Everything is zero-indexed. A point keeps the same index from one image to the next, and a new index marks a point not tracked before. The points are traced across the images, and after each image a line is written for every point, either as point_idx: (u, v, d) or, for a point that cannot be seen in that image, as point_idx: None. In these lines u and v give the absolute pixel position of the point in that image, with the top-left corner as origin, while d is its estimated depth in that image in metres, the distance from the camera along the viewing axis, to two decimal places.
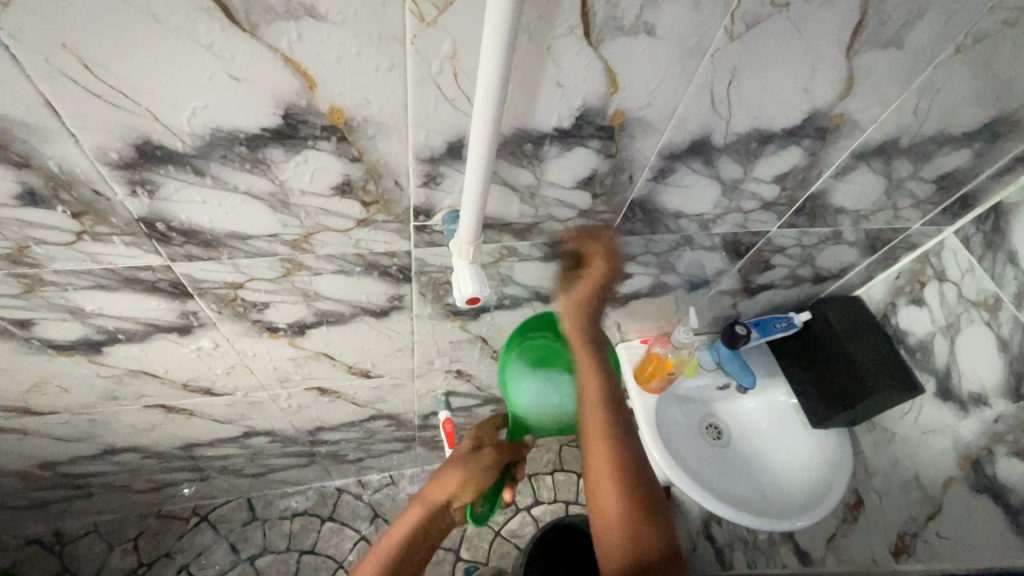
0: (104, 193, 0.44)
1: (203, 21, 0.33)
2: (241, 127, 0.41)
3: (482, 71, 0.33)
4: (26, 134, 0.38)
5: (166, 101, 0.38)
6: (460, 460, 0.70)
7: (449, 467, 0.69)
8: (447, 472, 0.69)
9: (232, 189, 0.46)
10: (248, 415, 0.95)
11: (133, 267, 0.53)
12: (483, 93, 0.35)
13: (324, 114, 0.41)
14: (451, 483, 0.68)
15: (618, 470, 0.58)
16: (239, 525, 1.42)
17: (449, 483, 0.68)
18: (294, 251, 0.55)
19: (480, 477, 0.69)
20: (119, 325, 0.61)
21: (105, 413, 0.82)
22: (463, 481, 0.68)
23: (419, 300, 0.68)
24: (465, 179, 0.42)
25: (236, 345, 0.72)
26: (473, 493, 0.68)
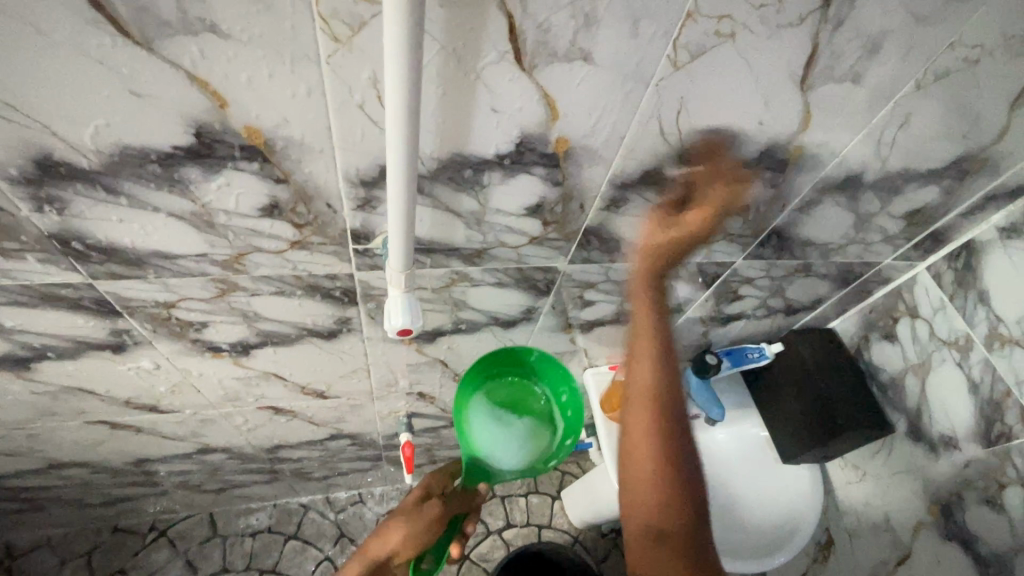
0: (7, 208, 0.41)
1: (91, 33, 0.31)
2: (150, 145, 0.38)
3: (391, 96, 0.31)
4: None
5: (64, 116, 0.35)
6: (405, 514, 0.71)
7: (398, 519, 0.71)
8: (392, 526, 0.70)
9: (150, 209, 0.43)
10: (200, 433, 0.91)
11: (52, 284, 0.50)
12: (395, 119, 0.32)
13: (240, 133, 0.39)
14: (395, 536, 0.70)
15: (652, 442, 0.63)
16: (199, 542, 1.37)
17: (393, 539, 0.69)
18: (227, 272, 0.52)
19: (422, 531, 0.68)
20: (46, 343, 0.58)
21: (44, 428, 0.79)
22: (406, 536, 0.69)
23: (368, 322, 0.66)
24: (389, 207, 0.39)
25: (178, 365, 0.69)
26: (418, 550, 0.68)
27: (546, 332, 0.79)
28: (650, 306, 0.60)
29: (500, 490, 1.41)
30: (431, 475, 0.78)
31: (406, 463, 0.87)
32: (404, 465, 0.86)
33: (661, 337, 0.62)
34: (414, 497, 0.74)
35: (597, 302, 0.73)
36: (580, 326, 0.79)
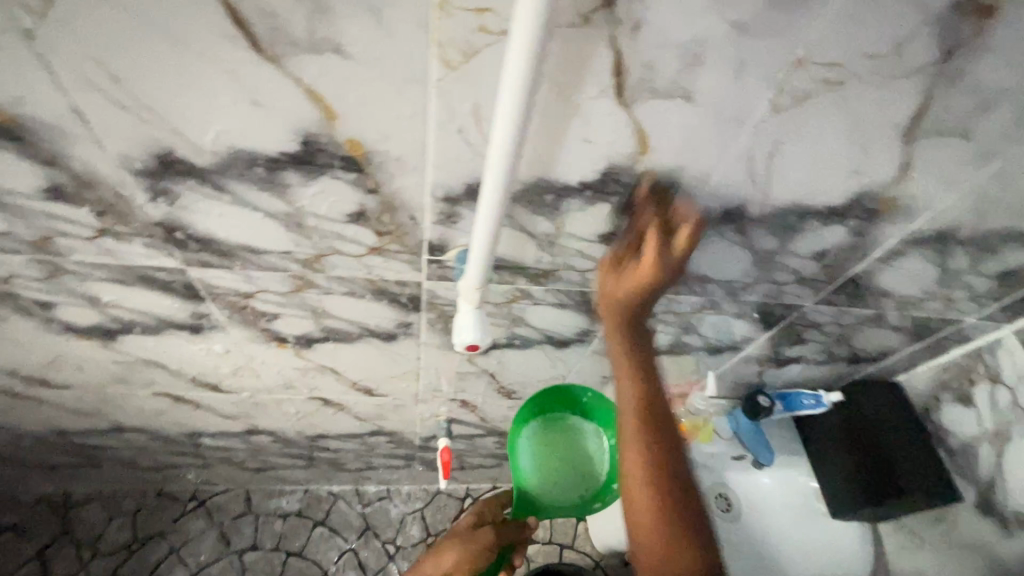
0: (125, 196, 0.44)
1: (226, 47, 0.34)
2: (259, 150, 0.41)
3: (498, 123, 0.32)
4: (56, 135, 0.39)
5: (190, 119, 0.38)
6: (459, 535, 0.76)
7: (452, 545, 0.74)
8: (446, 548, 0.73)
9: (248, 206, 0.46)
10: (252, 414, 0.95)
11: (149, 266, 0.53)
12: (498, 145, 0.33)
13: (342, 145, 0.41)
14: (449, 560, 0.73)
15: (651, 473, 0.55)
16: (233, 517, 1.43)
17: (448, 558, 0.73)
18: (305, 269, 0.55)
19: (477, 557, 0.73)
20: (133, 318, 0.62)
21: (116, 394, 0.84)
22: (462, 553, 0.73)
23: (427, 328, 0.67)
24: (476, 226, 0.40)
25: (245, 350, 0.72)
26: (472, 571, 0.72)
27: (597, 356, 0.79)
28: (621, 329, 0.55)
29: None
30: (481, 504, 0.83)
31: (442, 468, 0.88)
32: (441, 470, 0.87)
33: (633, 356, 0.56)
34: (467, 522, 0.79)
35: (653, 332, 0.72)
36: None
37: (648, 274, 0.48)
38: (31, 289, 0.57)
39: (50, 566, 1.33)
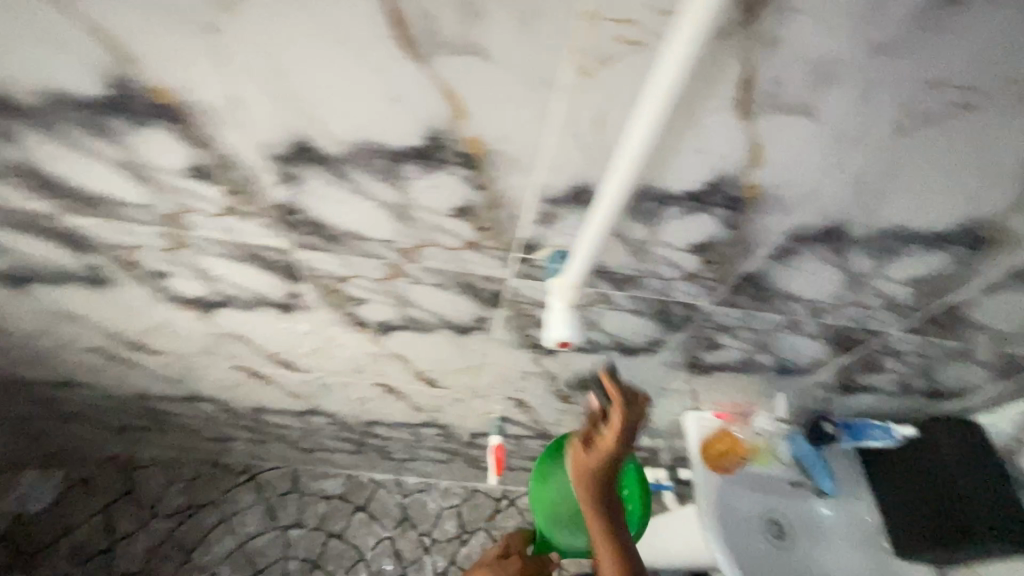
0: (258, 178, 0.48)
1: (381, 45, 0.38)
2: (387, 143, 0.44)
3: (639, 123, 0.37)
4: (213, 119, 0.43)
5: (332, 111, 0.42)
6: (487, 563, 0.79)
7: None
8: None
9: (368, 197, 0.49)
10: (316, 396, 1.00)
11: (261, 247, 0.58)
12: (635, 143, 0.38)
13: (464, 143, 0.44)
14: None
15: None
16: (279, 494, 1.49)
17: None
18: (401, 259, 0.58)
19: None
20: (235, 292, 0.67)
21: (200, 364, 0.90)
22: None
23: (503, 324, 0.69)
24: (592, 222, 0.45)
25: (326, 332, 0.75)
26: None
27: (663, 367, 0.79)
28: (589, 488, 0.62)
29: None
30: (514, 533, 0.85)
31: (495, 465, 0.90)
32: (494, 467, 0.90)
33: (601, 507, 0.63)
34: (494, 549, 0.82)
35: (728, 346, 0.73)
36: (699, 367, 0.79)
37: (615, 454, 0.59)
38: (151, 260, 0.62)
39: (114, 522, 1.42)
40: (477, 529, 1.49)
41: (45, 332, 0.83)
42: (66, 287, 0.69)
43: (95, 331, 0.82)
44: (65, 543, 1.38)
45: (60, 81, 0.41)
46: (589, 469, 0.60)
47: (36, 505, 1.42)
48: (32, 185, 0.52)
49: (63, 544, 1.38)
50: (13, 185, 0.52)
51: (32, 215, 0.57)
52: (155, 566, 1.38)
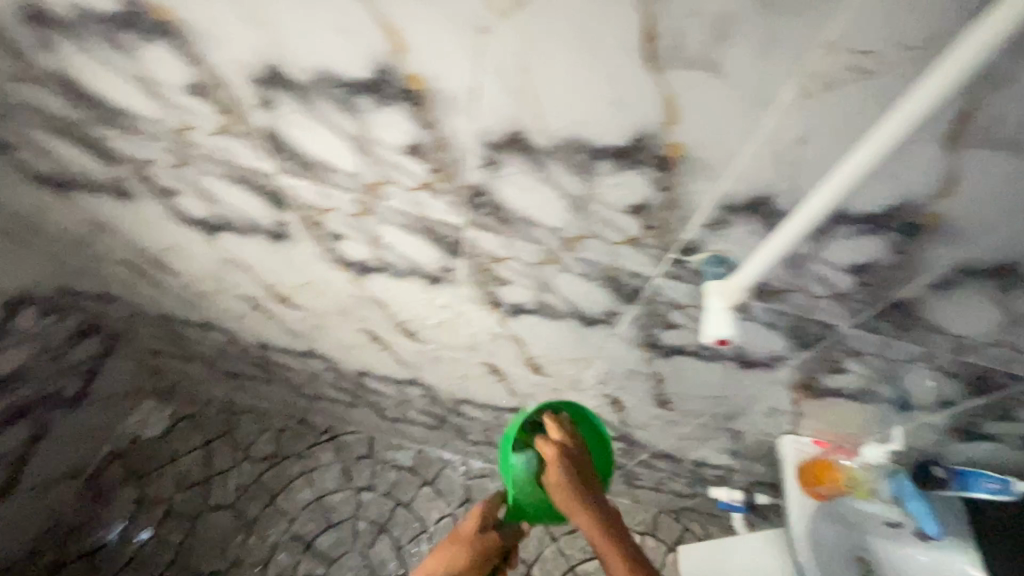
0: (464, 160, 0.59)
1: (623, 56, 0.45)
2: (592, 139, 0.53)
3: (870, 148, 0.44)
4: (448, 105, 0.53)
5: (556, 108, 0.51)
6: (465, 541, 0.86)
7: (451, 548, 0.86)
8: (448, 552, 0.86)
9: (552, 187, 0.59)
10: (425, 365, 1.11)
11: (443, 221, 0.69)
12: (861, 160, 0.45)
13: (666, 147, 0.52)
14: (453, 560, 0.85)
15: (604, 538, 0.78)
16: (355, 458, 1.60)
17: (456, 561, 0.84)
18: (559, 248, 0.68)
19: (475, 551, 0.85)
20: (398, 261, 0.80)
21: (329, 322, 1.04)
22: (466, 555, 0.85)
23: (626, 320, 0.80)
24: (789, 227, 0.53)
25: (460, 308, 0.88)
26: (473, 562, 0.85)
27: (778, 385, 0.84)
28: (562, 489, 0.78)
29: None
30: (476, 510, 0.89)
31: None
32: None
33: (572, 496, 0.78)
34: (474, 525, 0.88)
35: (850, 371, 0.77)
36: (811, 389, 0.83)
37: (567, 461, 0.80)
38: (331, 222, 0.75)
39: (212, 458, 1.57)
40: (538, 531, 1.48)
41: (216, 277, 0.99)
42: (253, 239, 0.84)
43: (255, 280, 0.96)
44: (169, 470, 1.54)
45: (332, 61, 0.51)
46: (559, 486, 0.79)
47: (149, 431, 1.59)
48: (268, 150, 0.65)
49: (168, 471, 1.54)
50: (256, 149, 0.65)
51: (255, 174, 0.70)
52: (241, 505, 1.51)
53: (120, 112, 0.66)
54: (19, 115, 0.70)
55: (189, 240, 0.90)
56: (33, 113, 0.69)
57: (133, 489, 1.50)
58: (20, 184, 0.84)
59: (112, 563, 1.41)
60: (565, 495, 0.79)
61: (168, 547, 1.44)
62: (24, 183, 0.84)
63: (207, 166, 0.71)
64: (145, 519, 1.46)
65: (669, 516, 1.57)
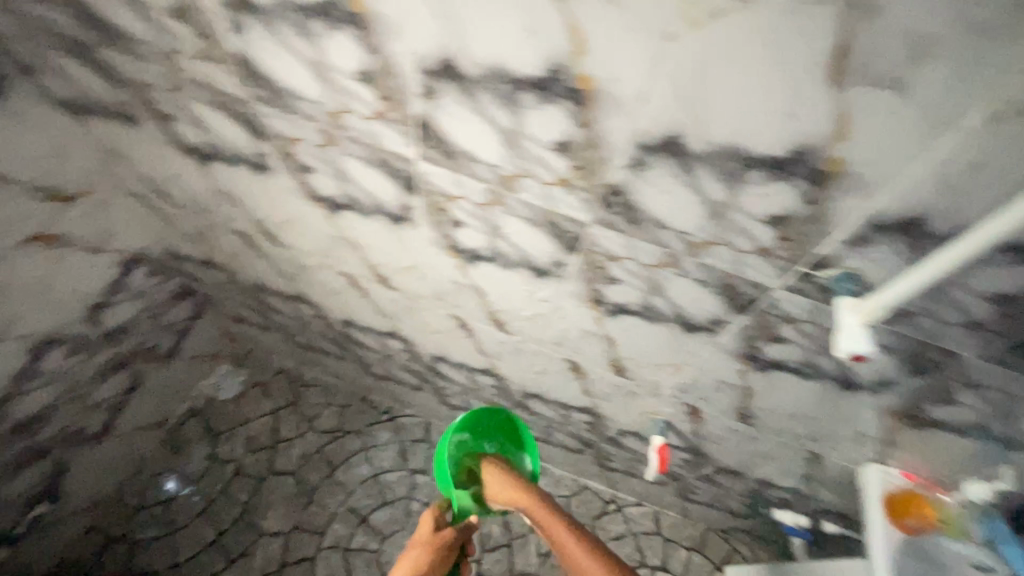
0: (608, 160, 0.57)
1: (809, 69, 0.43)
2: (752, 149, 0.50)
3: None
4: (606, 104, 0.51)
5: (721, 116, 0.48)
6: (424, 543, 0.90)
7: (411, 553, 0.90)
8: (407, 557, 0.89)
9: (697, 192, 0.56)
10: (502, 357, 1.11)
11: (568, 217, 0.67)
12: None
13: (825, 161, 0.49)
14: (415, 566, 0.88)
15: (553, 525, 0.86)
16: (412, 440, 1.65)
17: (417, 564, 0.88)
18: (683, 251, 0.65)
19: (434, 555, 0.89)
20: (506, 251, 0.78)
21: (421, 306, 1.05)
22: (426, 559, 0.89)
23: (734, 332, 0.75)
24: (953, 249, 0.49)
25: (559, 303, 0.85)
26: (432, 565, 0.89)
27: (875, 411, 0.80)
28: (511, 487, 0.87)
29: (667, 532, 1.60)
30: (429, 513, 0.94)
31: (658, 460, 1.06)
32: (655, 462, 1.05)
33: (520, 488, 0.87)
34: (428, 526, 0.92)
35: (961, 405, 0.72)
36: (914, 420, 0.79)
37: (505, 469, 0.89)
38: (461, 211, 0.74)
39: (280, 425, 1.65)
40: (583, 524, 1.59)
41: (323, 252, 1.01)
42: (372, 220, 0.84)
43: (363, 260, 0.97)
44: (241, 431, 1.63)
45: (504, 55, 0.51)
46: (505, 494, 0.87)
47: (224, 394, 1.68)
48: (418, 137, 0.64)
49: (240, 432, 1.62)
50: (403, 135, 0.65)
51: (397, 158, 0.69)
52: (304, 473, 1.58)
53: (283, 93, 0.66)
54: (184, 82, 0.72)
55: (310, 216, 0.90)
56: (197, 85, 0.72)
57: (208, 446, 1.60)
58: (166, 148, 0.89)
59: (186, 512, 1.50)
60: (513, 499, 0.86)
61: (236, 504, 1.52)
62: (170, 145, 0.88)
63: (351, 146, 0.70)
64: (216, 475, 1.55)
65: (717, 535, 1.59)
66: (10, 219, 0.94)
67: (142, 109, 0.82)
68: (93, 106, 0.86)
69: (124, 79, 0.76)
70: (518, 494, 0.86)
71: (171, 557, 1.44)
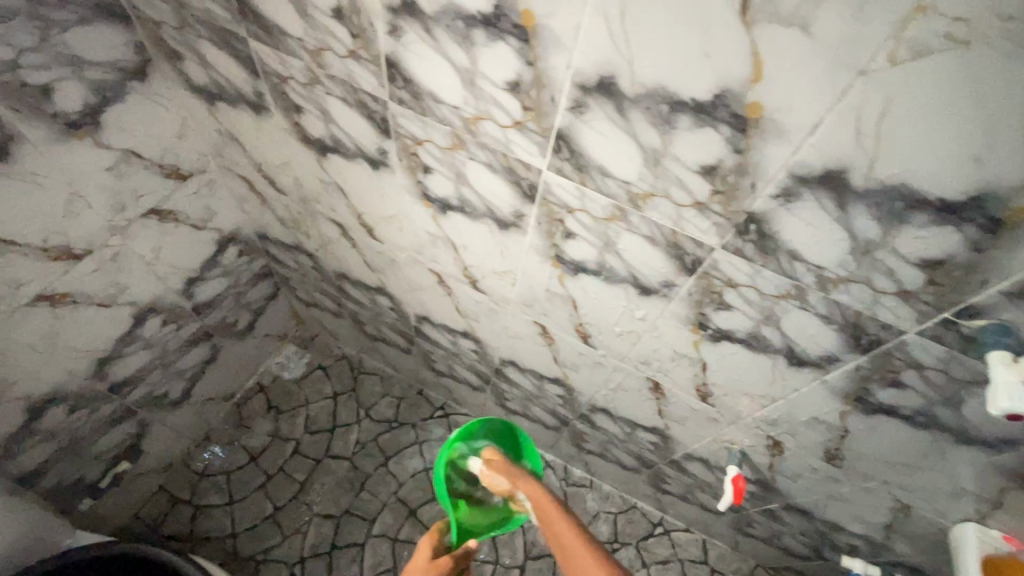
0: (755, 188, 0.56)
1: (1015, 116, 0.41)
2: (923, 191, 0.48)
3: None
4: (770, 134, 0.51)
5: (898, 155, 0.47)
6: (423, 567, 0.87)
7: None
8: None
9: (846, 228, 0.55)
10: (578, 369, 1.11)
11: (692, 240, 0.66)
12: None
13: (1005, 210, 0.47)
14: None
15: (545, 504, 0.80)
16: None
17: None
18: (812, 285, 0.63)
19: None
20: (615, 267, 0.78)
21: (506, 310, 1.06)
22: None
23: (847, 371, 0.73)
24: None
25: (656, 323, 0.84)
26: None
27: (986, 469, 0.76)
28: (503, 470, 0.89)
29: (715, 562, 1.56)
30: (428, 540, 0.93)
31: (733, 491, 1.03)
32: (731, 493, 1.03)
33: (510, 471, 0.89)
34: (425, 552, 0.90)
35: None
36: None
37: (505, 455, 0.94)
38: (576, 223, 0.74)
39: (338, 409, 1.69)
40: (628, 543, 1.57)
41: (418, 250, 1.03)
42: (478, 224, 0.86)
43: (458, 261, 0.99)
44: (302, 412, 1.67)
45: (669, 78, 0.51)
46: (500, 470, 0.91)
47: (289, 373, 1.74)
48: (552, 148, 0.65)
49: (300, 412, 1.67)
50: (537, 145, 0.66)
51: (523, 167, 0.70)
52: (359, 460, 1.61)
53: (423, 96, 0.68)
54: (323, 78, 0.75)
55: (415, 213, 0.92)
56: (335, 83, 0.75)
57: (270, 422, 1.65)
58: (287, 138, 0.93)
59: (246, 485, 1.55)
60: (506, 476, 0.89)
61: (293, 483, 1.56)
62: (290, 136, 0.92)
63: (478, 151, 0.72)
64: (276, 452, 1.60)
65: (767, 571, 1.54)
66: (134, 191, 1.00)
67: (273, 100, 0.86)
68: (225, 93, 0.90)
69: (264, 70, 0.80)
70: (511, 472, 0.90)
71: (230, 526, 1.49)
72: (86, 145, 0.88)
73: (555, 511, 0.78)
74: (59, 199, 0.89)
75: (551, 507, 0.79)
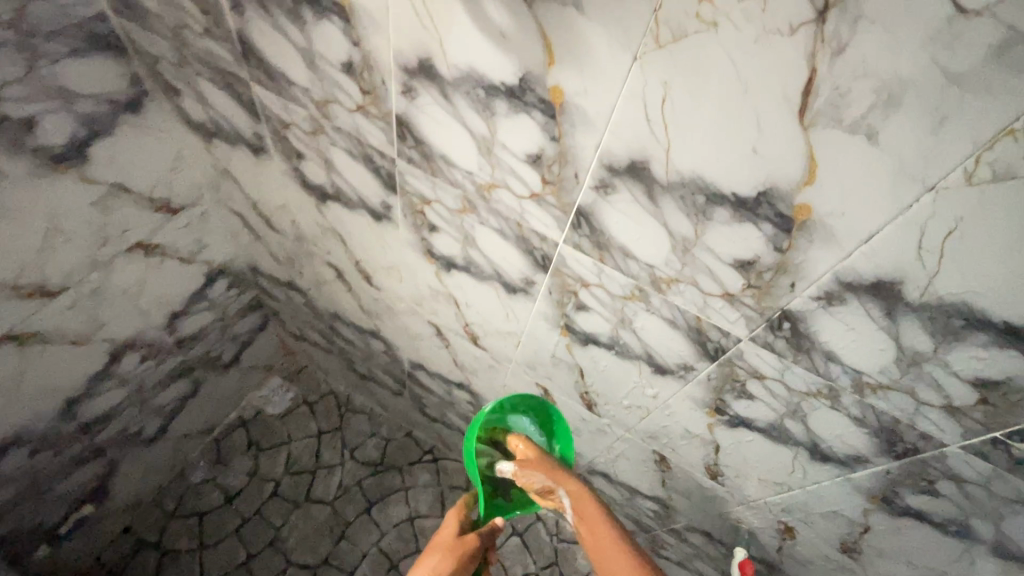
0: (794, 287, 0.51)
1: None
2: (987, 312, 0.44)
3: None
4: (818, 236, 0.46)
5: (961, 275, 0.42)
6: (445, 546, 0.75)
7: (429, 557, 0.73)
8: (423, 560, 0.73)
9: (891, 337, 0.50)
10: (579, 433, 1.05)
11: (718, 329, 0.61)
12: None
13: None
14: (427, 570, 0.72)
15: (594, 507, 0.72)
16: (453, 485, 1.58)
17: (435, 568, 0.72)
18: (846, 387, 0.58)
19: (457, 558, 0.73)
20: (630, 343, 0.72)
21: (506, 369, 1.00)
22: (448, 559, 0.73)
23: (876, 472, 0.67)
24: None
25: (669, 401, 0.79)
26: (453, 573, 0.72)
27: None
28: (543, 464, 0.76)
29: None
30: (453, 514, 0.81)
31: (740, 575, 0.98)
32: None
33: (550, 465, 0.76)
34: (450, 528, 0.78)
35: None
36: None
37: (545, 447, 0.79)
38: (591, 298, 0.69)
39: (322, 449, 1.60)
40: None
41: (417, 301, 0.97)
42: (485, 285, 0.80)
43: (459, 317, 0.93)
44: (284, 450, 1.59)
45: (708, 169, 0.46)
46: (539, 467, 0.75)
47: (273, 408, 1.65)
48: (571, 224, 0.60)
49: (282, 450, 1.59)
50: (556, 220, 0.61)
51: (537, 238, 0.66)
52: (341, 504, 1.53)
53: (434, 158, 0.64)
54: (328, 129, 0.70)
55: (417, 266, 0.87)
56: (340, 134, 0.70)
57: (249, 460, 1.56)
58: (285, 180, 0.88)
59: (220, 528, 1.46)
60: (548, 475, 0.74)
61: (270, 526, 1.48)
62: (290, 179, 0.87)
63: (489, 217, 0.67)
64: (255, 492, 1.52)
65: None
66: (119, 226, 0.94)
67: (274, 144, 0.81)
68: (224, 132, 0.86)
69: (266, 114, 0.76)
70: (554, 471, 0.75)
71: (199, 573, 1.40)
72: (70, 179, 0.83)
73: (610, 529, 0.69)
74: (37, 235, 0.83)
75: (602, 519, 0.70)
